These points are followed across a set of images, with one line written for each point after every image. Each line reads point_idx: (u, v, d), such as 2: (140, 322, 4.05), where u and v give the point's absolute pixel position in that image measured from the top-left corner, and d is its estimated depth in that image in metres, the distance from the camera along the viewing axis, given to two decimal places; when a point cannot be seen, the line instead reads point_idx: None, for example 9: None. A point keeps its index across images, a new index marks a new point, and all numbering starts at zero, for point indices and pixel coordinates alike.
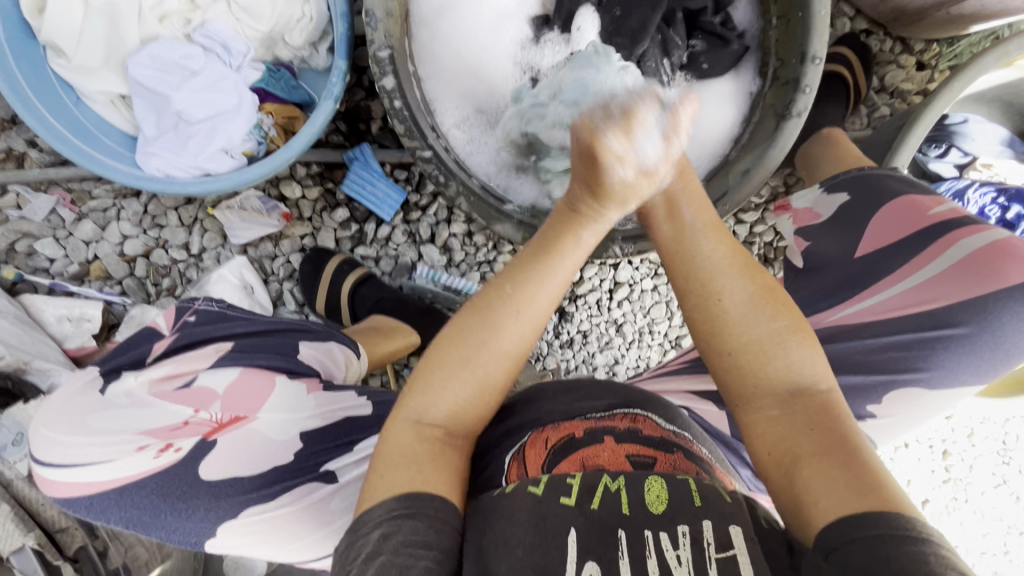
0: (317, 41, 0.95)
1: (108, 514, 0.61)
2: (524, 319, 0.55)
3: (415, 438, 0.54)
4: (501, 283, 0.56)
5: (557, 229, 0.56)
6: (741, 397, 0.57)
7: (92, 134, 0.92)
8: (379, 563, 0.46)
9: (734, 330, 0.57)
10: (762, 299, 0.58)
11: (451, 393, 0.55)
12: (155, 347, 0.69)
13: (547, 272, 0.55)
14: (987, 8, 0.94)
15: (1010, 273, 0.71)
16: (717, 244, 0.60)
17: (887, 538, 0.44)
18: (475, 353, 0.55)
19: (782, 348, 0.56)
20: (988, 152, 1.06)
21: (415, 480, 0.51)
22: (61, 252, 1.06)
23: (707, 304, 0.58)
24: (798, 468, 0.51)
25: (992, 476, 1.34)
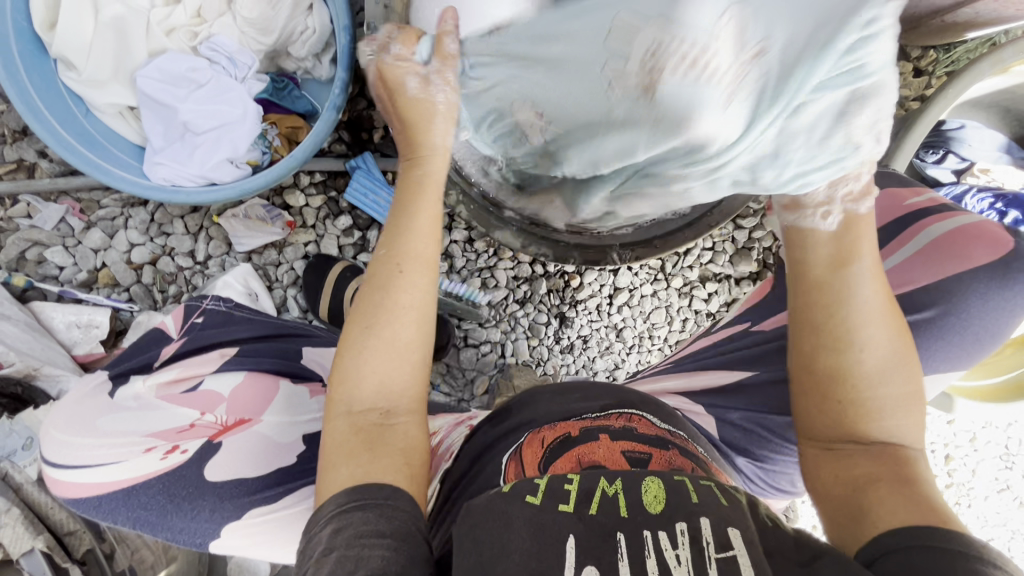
0: (320, 53, 0.97)
1: (115, 514, 0.59)
2: (410, 267, 0.58)
3: (350, 428, 0.54)
4: (379, 249, 0.60)
5: (400, 195, 0.63)
6: (818, 432, 0.59)
7: (101, 145, 0.94)
8: (336, 556, 0.44)
9: (856, 384, 0.56)
10: (902, 357, 0.57)
11: (365, 372, 0.55)
12: (163, 351, 0.73)
13: (420, 221, 0.60)
14: (981, 16, 0.96)
15: (975, 253, 0.75)
16: (876, 289, 0.56)
17: (947, 554, 0.43)
18: (376, 316, 0.56)
19: (891, 414, 0.56)
20: (985, 158, 1.07)
21: (366, 472, 0.51)
22: (70, 260, 1.08)
23: (832, 346, 0.57)
24: (871, 486, 0.52)
25: (994, 480, 1.34)
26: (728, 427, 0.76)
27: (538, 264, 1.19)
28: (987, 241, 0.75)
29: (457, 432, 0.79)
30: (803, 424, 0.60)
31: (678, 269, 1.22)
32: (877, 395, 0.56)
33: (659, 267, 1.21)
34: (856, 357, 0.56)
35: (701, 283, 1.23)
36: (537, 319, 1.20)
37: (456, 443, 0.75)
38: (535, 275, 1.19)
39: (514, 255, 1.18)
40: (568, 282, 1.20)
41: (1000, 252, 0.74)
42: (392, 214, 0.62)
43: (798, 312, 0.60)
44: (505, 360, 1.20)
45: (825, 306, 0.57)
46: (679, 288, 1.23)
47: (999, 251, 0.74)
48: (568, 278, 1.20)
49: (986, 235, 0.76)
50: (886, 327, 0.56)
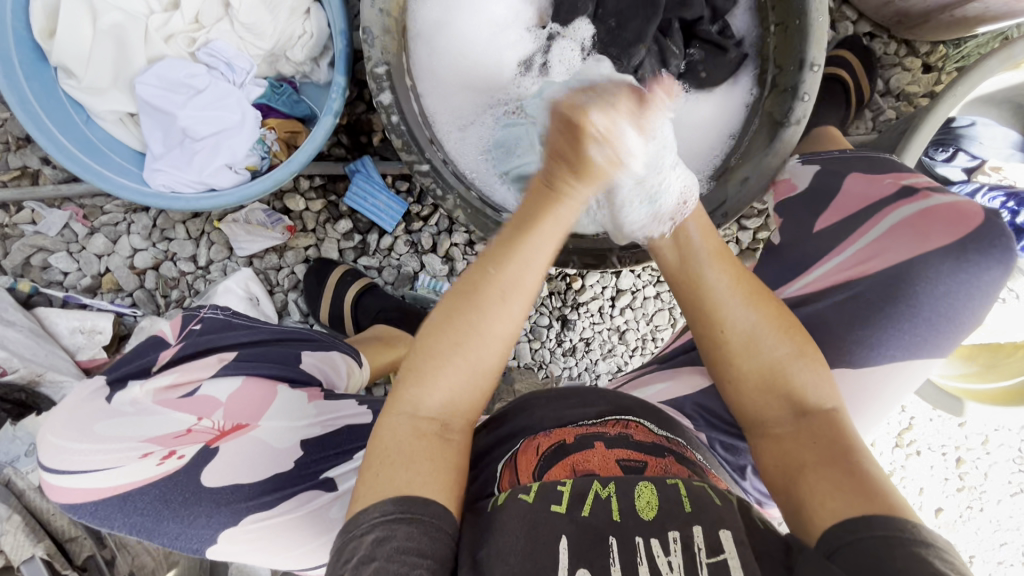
0: (318, 56, 0.97)
1: (113, 519, 0.60)
2: (515, 303, 0.55)
3: (413, 434, 0.54)
4: (485, 264, 0.56)
5: (534, 207, 0.58)
6: (753, 421, 0.62)
7: (101, 151, 0.94)
8: (376, 566, 0.46)
9: (736, 360, 0.62)
10: (767, 326, 0.62)
11: (438, 381, 0.55)
12: (162, 355, 0.70)
13: (541, 246, 0.56)
14: (992, 10, 0.93)
15: (933, 234, 0.74)
16: (722, 272, 0.64)
17: (885, 539, 0.45)
18: (466, 337, 0.55)
19: (788, 375, 0.60)
20: (997, 155, 1.03)
21: (415, 483, 0.51)
22: (74, 265, 1.09)
23: (711, 330, 0.63)
24: (802, 474, 0.55)
25: (1007, 483, 1.31)
26: (728, 434, 0.75)
27: None
28: (951, 220, 0.74)
29: None
30: (735, 409, 0.64)
31: None
32: (771, 356, 0.61)
33: None
34: (725, 335, 0.62)
35: None
36: (538, 322, 1.20)
37: None
38: None
39: None
40: (569, 284, 1.19)
41: (958, 233, 0.73)
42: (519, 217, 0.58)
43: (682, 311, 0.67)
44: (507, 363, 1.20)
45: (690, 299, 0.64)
46: None
47: (958, 231, 0.73)
48: (569, 280, 1.19)
49: (953, 215, 0.74)
50: (743, 296, 0.63)
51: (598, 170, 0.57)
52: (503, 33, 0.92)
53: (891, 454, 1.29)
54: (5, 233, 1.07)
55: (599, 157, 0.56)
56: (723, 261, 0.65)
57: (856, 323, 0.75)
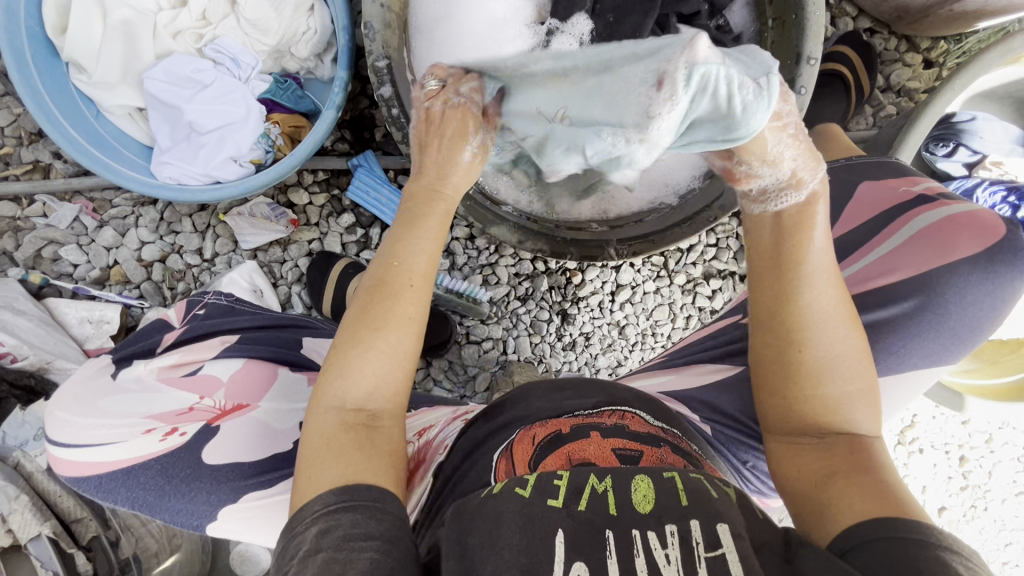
0: (322, 52, 0.99)
1: (115, 494, 0.61)
2: (416, 277, 0.59)
3: (340, 425, 0.54)
4: (383, 257, 0.60)
5: (416, 207, 0.63)
6: (785, 427, 0.61)
7: (110, 144, 0.97)
8: (322, 558, 0.45)
9: (804, 376, 0.58)
10: (852, 355, 0.58)
11: (365, 368, 0.55)
12: (164, 338, 0.74)
13: (424, 242, 0.61)
14: (991, 5, 0.93)
15: (960, 245, 0.73)
16: (828, 291, 0.58)
17: (909, 544, 0.45)
18: (383, 324, 0.56)
19: (848, 406, 0.58)
20: (998, 150, 1.03)
21: (347, 473, 0.51)
22: (83, 257, 1.11)
23: (789, 345, 0.59)
24: (832, 480, 0.54)
25: (1012, 483, 1.30)
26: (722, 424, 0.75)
27: (539, 260, 1.19)
28: (974, 229, 0.74)
29: (454, 425, 0.80)
30: (766, 414, 0.62)
31: (680, 266, 1.21)
32: (838, 390, 0.58)
33: (662, 263, 1.21)
34: (801, 354, 0.58)
35: (705, 280, 1.22)
36: (538, 316, 1.21)
37: (451, 437, 0.76)
38: (537, 272, 1.19)
39: (515, 252, 1.18)
40: (569, 279, 1.20)
41: (983, 243, 0.73)
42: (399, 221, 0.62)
43: (754, 311, 0.62)
44: (507, 357, 1.21)
45: (777, 303, 0.59)
46: (682, 285, 1.22)
47: (984, 242, 0.73)
48: (570, 275, 1.20)
49: (975, 224, 0.74)
50: (836, 320, 0.58)
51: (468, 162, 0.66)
52: (502, 28, 0.93)
53: (893, 451, 1.28)
54: (17, 226, 1.10)
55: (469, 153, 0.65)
56: (831, 274, 0.59)
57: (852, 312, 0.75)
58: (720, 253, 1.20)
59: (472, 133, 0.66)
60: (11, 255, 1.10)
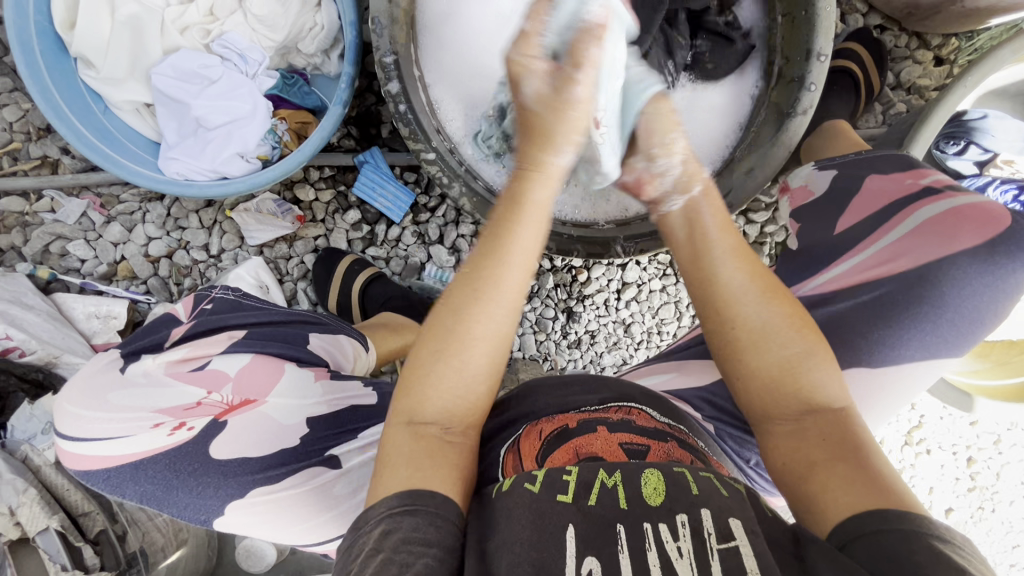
0: (329, 48, 0.99)
1: (124, 488, 0.62)
2: (500, 302, 0.56)
3: (413, 440, 0.55)
4: (467, 267, 0.57)
5: (503, 210, 0.58)
6: (755, 414, 0.60)
7: (118, 140, 0.97)
8: (381, 560, 0.46)
9: (745, 357, 0.59)
10: (784, 322, 0.59)
11: (443, 386, 0.56)
12: (173, 332, 0.71)
13: (513, 255, 0.57)
14: (1003, 2, 0.92)
15: (961, 238, 0.73)
16: (735, 268, 0.60)
17: (903, 536, 0.44)
18: (449, 344, 0.55)
19: (801, 377, 0.57)
20: (1009, 148, 1.02)
21: (414, 479, 0.52)
22: (91, 253, 1.11)
23: (723, 329, 0.60)
24: (816, 472, 0.52)
25: (1020, 484, 1.29)
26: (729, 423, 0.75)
27: (545, 258, 1.19)
28: (978, 221, 0.72)
29: None
30: (741, 404, 0.61)
31: None
32: (784, 360, 0.58)
33: (668, 261, 1.20)
34: (734, 336, 0.59)
35: None
36: (544, 314, 1.20)
37: None
38: (543, 270, 1.19)
39: None
40: (575, 276, 1.20)
41: (985, 235, 0.72)
42: (489, 227, 0.59)
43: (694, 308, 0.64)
44: (512, 354, 1.21)
45: (700, 289, 0.62)
46: None
47: (985, 233, 0.72)
48: (575, 272, 1.20)
49: (979, 216, 0.73)
50: (755, 294, 0.59)
51: (554, 165, 0.60)
52: (510, 24, 0.93)
53: (901, 451, 1.27)
54: (25, 221, 1.10)
55: (566, 152, 0.60)
56: (736, 250, 0.61)
57: (861, 311, 0.74)
58: None
59: (570, 71, 0.60)
60: (19, 250, 1.11)
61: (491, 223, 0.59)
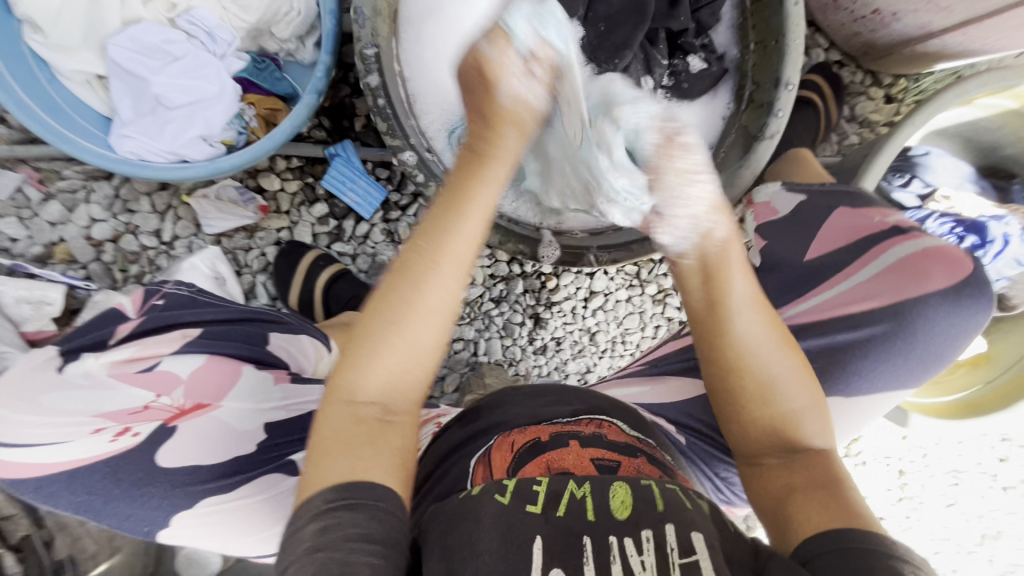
0: (304, 35, 0.95)
1: (58, 498, 0.57)
2: (447, 269, 0.55)
3: (352, 421, 0.53)
4: (418, 239, 0.57)
5: (459, 179, 0.60)
6: (750, 452, 0.61)
7: (66, 113, 0.90)
8: (321, 558, 0.45)
9: (753, 405, 0.60)
10: (801, 373, 0.60)
11: (381, 363, 0.54)
12: (119, 329, 0.66)
13: (467, 224, 0.57)
14: (951, 49, 1.00)
15: (933, 276, 0.76)
16: (754, 317, 0.60)
17: (864, 553, 0.46)
18: (404, 314, 0.54)
19: (801, 423, 0.59)
20: (947, 183, 1.12)
21: (358, 468, 0.51)
22: (24, 232, 1.03)
23: (730, 375, 0.60)
24: (792, 498, 0.55)
25: (942, 495, 1.39)
26: (702, 437, 0.75)
27: (516, 263, 1.19)
28: (948, 264, 0.77)
29: (425, 430, 0.77)
30: (732, 443, 0.64)
31: (652, 276, 1.23)
32: (788, 407, 0.59)
33: (635, 273, 1.23)
34: (744, 379, 0.60)
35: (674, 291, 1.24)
36: (511, 319, 1.20)
37: (424, 442, 0.74)
38: (512, 274, 1.19)
39: (493, 253, 1.18)
40: (544, 283, 1.20)
41: (955, 278, 0.76)
42: (445, 195, 0.60)
43: (698, 353, 0.64)
44: (478, 358, 1.20)
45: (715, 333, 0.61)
46: (653, 295, 1.24)
47: (953, 276, 0.76)
48: (545, 279, 1.20)
49: (947, 257, 0.77)
50: (779, 348, 0.60)
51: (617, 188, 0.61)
52: None
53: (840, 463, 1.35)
54: None
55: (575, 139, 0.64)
56: (756, 301, 0.61)
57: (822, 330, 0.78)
58: None
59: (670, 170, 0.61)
60: None
61: (450, 181, 0.61)
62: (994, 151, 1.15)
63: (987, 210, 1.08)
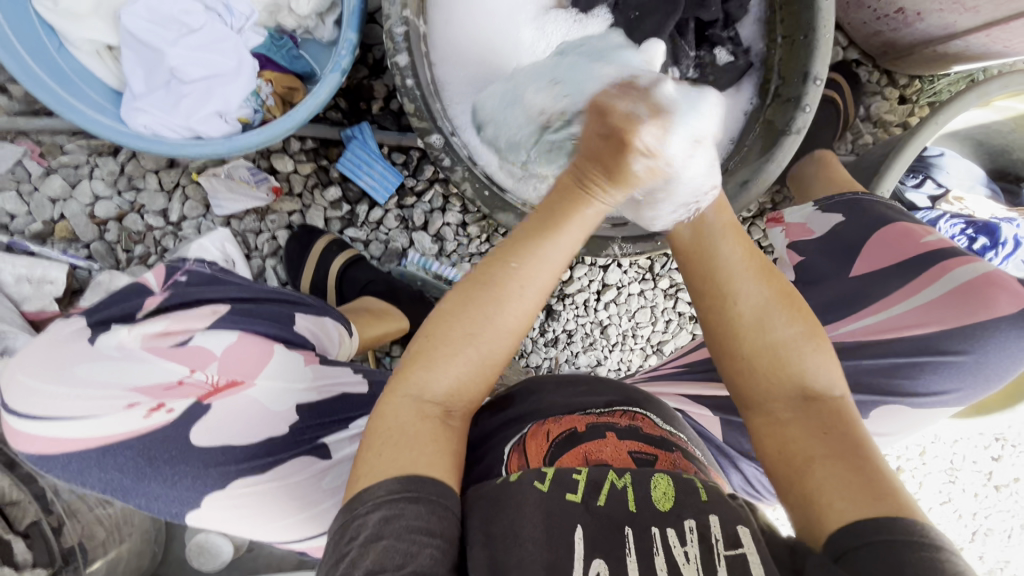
0: (324, 12, 0.92)
1: (86, 475, 0.55)
2: (529, 292, 0.54)
3: (416, 416, 0.52)
4: (504, 255, 0.55)
5: (559, 198, 0.56)
6: (756, 396, 0.58)
7: (75, 83, 0.86)
8: (384, 546, 0.44)
9: (742, 333, 0.58)
10: (777, 302, 0.59)
11: (452, 366, 0.53)
12: (146, 302, 0.63)
13: (556, 249, 0.55)
14: (972, 50, 1.01)
15: (999, 304, 0.74)
16: (734, 247, 0.61)
17: (909, 546, 0.44)
18: (478, 328, 0.53)
19: (795, 356, 0.57)
20: (959, 185, 1.13)
21: (416, 462, 0.49)
22: (24, 208, 0.99)
23: (716, 304, 0.59)
24: (813, 464, 0.52)
25: (937, 492, 1.42)
26: (734, 431, 0.75)
27: None
28: (1011, 290, 0.74)
29: None
30: (730, 385, 0.60)
31: (665, 270, 1.22)
32: (773, 337, 0.57)
33: (648, 266, 1.22)
34: (733, 313, 0.58)
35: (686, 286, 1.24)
36: None
37: None
38: None
39: None
40: None
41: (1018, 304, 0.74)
42: (540, 214, 0.56)
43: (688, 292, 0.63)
44: None
45: (697, 267, 0.61)
46: (665, 289, 1.23)
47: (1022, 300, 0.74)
48: None
49: (1008, 284, 0.75)
50: (750, 272, 0.59)
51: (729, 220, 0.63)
52: (519, 12, 0.90)
53: None
54: None
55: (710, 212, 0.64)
56: (735, 235, 0.62)
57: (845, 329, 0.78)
58: None
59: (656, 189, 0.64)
60: None
61: (550, 198, 0.57)
62: (1005, 154, 1.15)
63: (998, 212, 1.11)
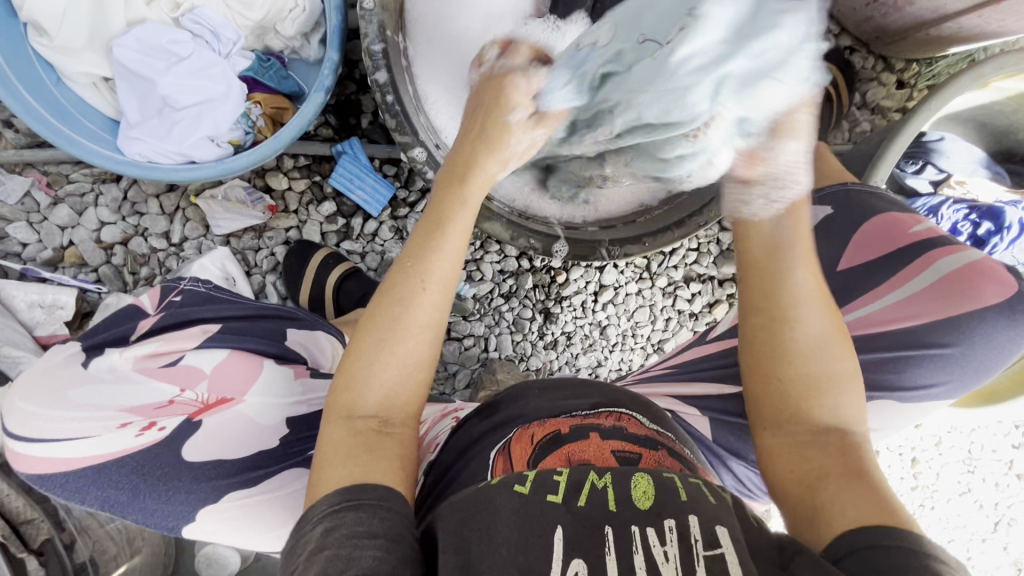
0: (308, 32, 0.94)
1: (83, 494, 0.56)
2: (434, 287, 0.56)
3: (350, 432, 0.53)
4: (401, 263, 0.57)
5: (444, 191, 0.59)
6: (774, 420, 0.57)
7: (73, 116, 0.89)
8: (327, 555, 0.44)
9: (793, 361, 0.56)
10: (834, 336, 0.57)
11: (376, 374, 0.54)
12: (140, 324, 0.68)
13: (446, 244, 0.57)
14: (966, 30, 0.98)
15: (985, 293, 0.73)
16: (808, 274, 0.57)
17: (909, 552, 0.43)
18: (392, 332, 0.55)
19: (830, 390, 0.56)
20: (962, 170, 1.09)
21: (355, 475, 0.50)
22: (34, 236, 1.03)
23: (779, 326, 0.57)
24: (823, 481, 0.52)
25: (957, 483, 1.38)
26: (724, 430, 0.75)
27: (524, 258, 1.19)
28: (998, 280, 0.74)
29: (443, 423, 0.77)
30: (750, 407, 0.60)
31: (662, 269, 1.22)
32: (820, 370, 0.56)
33: (645, 265, 1.22)
34: (791, 337, 0.56)
35: (685, 283, 1.23)
36: (521, 314, 1.20)
37: (442, 436, 0.74)
38: (522, 270, 1.19)
39: (501, 247, 1.18)
40: (553, 277, 1.20)
41: (1006, 293, 0.73)
42: (427, 217, 0.59)
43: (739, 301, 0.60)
44: (488, 354, 1.20)
45: (765, 288, 0.57)
46: (663, 288, 1.23)
47: (1008, 289, 0.73)
48: (554, 273, 1.20)
49: (996, 275, 0.74)
50: (815, 302, 0.57)
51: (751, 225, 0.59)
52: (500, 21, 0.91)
53: None
54: None
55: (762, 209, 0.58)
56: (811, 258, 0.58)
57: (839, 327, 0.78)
58: (701, 258, 1.22)
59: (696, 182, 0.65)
60: None
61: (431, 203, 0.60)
62: (1009, 135, 1.12)
63: (1001, 195, 1.09)
